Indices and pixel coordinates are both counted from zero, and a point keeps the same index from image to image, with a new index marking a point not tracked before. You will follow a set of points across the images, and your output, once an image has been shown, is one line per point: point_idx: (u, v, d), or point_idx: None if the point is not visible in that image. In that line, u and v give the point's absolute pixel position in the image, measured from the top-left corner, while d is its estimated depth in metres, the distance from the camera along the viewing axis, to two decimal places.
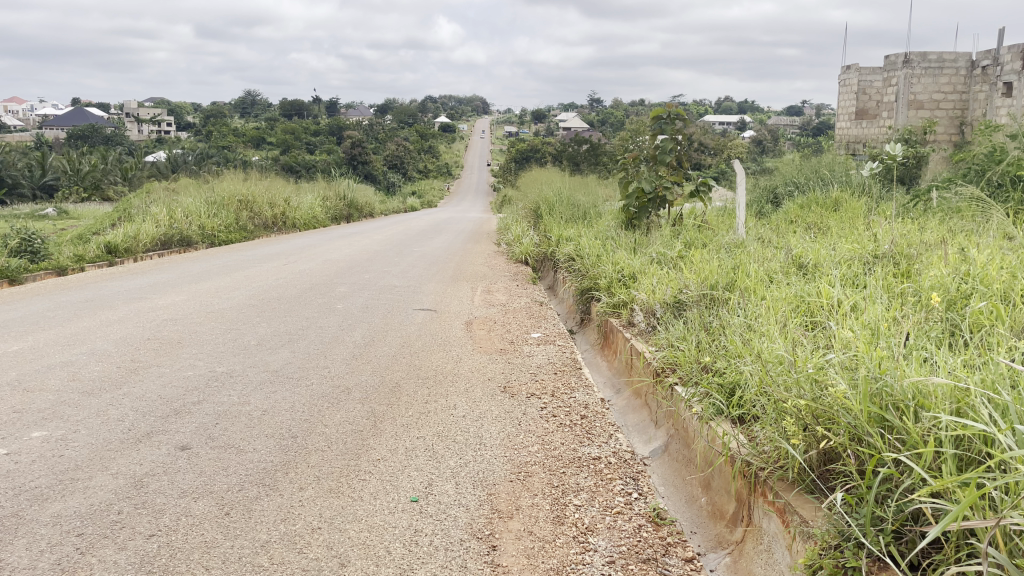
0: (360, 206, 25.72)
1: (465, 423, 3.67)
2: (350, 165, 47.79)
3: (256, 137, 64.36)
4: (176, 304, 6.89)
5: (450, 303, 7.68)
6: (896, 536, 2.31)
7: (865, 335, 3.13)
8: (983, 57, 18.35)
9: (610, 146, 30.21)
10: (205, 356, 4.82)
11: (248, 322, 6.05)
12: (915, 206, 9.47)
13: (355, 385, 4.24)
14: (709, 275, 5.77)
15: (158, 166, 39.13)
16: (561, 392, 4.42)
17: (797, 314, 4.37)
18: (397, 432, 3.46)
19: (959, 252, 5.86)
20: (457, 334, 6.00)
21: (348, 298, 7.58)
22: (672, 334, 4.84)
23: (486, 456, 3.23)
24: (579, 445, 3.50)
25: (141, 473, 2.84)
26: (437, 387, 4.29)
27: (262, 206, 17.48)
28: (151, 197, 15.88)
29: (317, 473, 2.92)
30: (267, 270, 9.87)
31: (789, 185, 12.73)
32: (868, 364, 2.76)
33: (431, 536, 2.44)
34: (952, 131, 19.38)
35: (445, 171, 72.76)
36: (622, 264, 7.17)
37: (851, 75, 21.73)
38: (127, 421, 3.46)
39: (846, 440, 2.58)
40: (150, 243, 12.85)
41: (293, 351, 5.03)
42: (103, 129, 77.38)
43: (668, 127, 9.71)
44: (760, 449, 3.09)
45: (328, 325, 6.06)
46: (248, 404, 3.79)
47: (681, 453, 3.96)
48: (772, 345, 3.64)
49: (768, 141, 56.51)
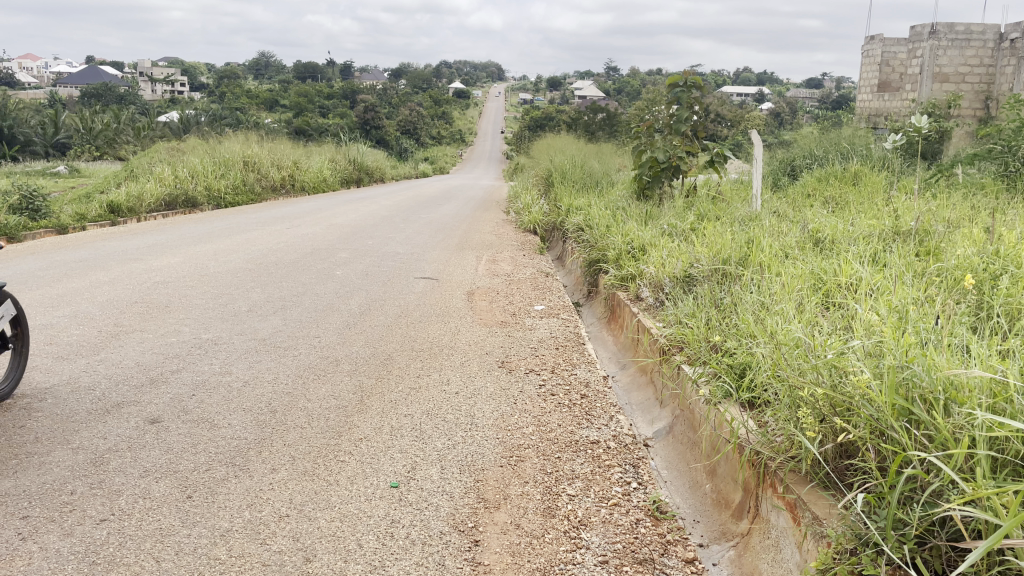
0: (370, 170, 25.41)
1: (457, 401, 3.45)
2: (363, 129, 47.45)
3: (269, 100, 63.99)
4: (172, 266, 6.70)
5: (453, 272, 7.45)
6: (919, 542, 2.09)
7: (890, 319, 2.87)
8: (1012, 30, 17.85)
9: (625, 115, 29.67)
10: (192, 322, 4.63)
11: (242, 287, 5.85)
12: (938, 182, 9.19)
13: (344, 356, 4.03)
14: (722, 249, 5.53)
15: (170, 123, 38.81)
16: (562, 368, 4.21)
17: (814, 294, 4.14)
18: (384, 409, 3.26)
19: (987, 232, 5.62)
20: (457, 304, 5.80)
21: (348, 264, 7.37)
22: (680, 310, 4.64)
23: (477, 438, 3.02)
24: (578, 427, 3.29)
25: (104, 448, 2.65)
26: (431, 361, 4.07)
27: (269, 168, 17.22)
28: (157, 157, 15.67)
29: (293, 453, 2.73)
30: (269, 233, 9.65)
31: (807, 157, 12.39)
32: (893, 352, 2.49)
33: (408, 528, 2.24)
34: (978, 105, 18.80)
35: (459, 136, 72.28)
36: (632, 235, 6.93)
37: (876, 45, 21.09)
38: (99, 390, 3.27)
39: (867, 433, 2.34)
40: (153, 203, 12.67)
41: (285, 319, 4.83)
42: (116, 88, 76.77)
43: (684, 95, 9.31)
44: (771, 439, 2.90)
45: (324, 292, 5.86)
46: (229, 374, 3.60)
47: (687, 436, 3.81)
48: (787, 325, 3.42)
49: (785, 114, 55.50)
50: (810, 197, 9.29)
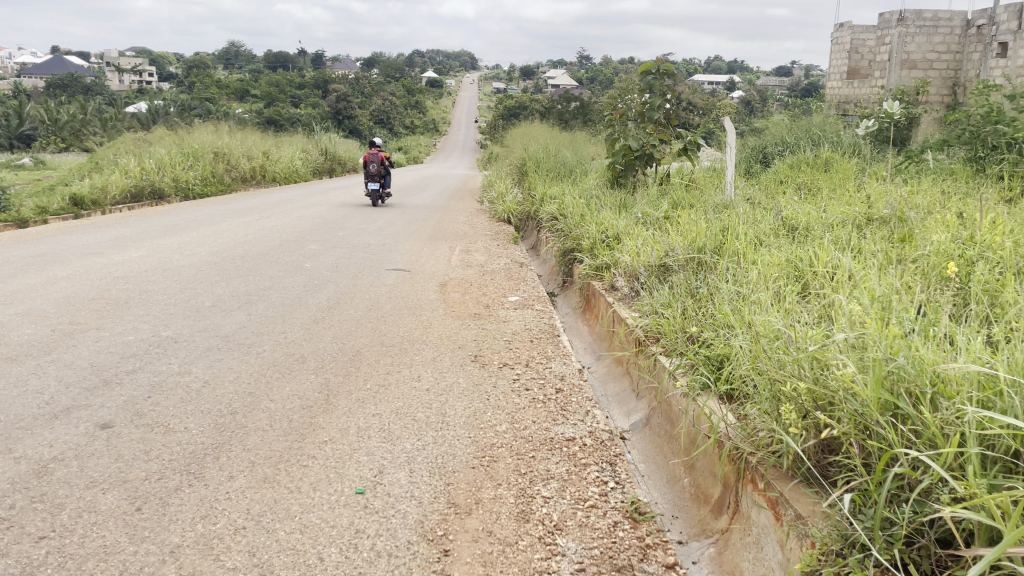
0: (342, 160, 25.08)
1: (428, 398, 3.32)
2: (335, 118, 46.91)
3: (239, 90, 63.05)
4: (134, 260, 6.49)
5: (426, 263, 7.30)
6: (907, 542, 2.00)
7: (872, 309, 2.78)
8: (979, 16, 17.97)
9: (599, 103, 29.50)
10: (151, 318, 4.46)
11: (206, 281, 5.67)
12: (909, 168, 9.20)
13: (310, 353, 3.87)
14: (697, 237, 5.43)
15: (137, 114, 38.04)
16: (536, 361, 4.09)
17: (791, 283, 4.07)
18: (352, 408, 3.13)
19: (960, 219, 5.60)
20: (430, 296, 5.66)
21: (318, 257, 7.20)
22: (656, 300, 4.56)
23: (448, 437, 2.89)
24: (553, 424, 3.17)
25: (49, 457, 2.50)
26: (401, 356, 3.93)
27: (238, 158, 16.89)
28: (122, 147, 15.31)
29: (252, 458, 2.60)
30: (237, 225, 9.43)
31: (778, 145, 12.38)
32: (878, 342, 2.39)
33: (373, 538, 2.12)
34: (945, 92, 19.01)
35: (433, 126, 71.73)
36: (607, 223, 6.83)
37: (844, 34, 20.90)
38: (48, 393, 3.11)
39: (851, 428, 2.24)
40: (118, 195, 12.35)
41: (249, 314, 4.67)
42: (81, 77, 75.24)
43: (656, 82, 9.19)
44: (751, 433, 2.81)
45: (292, 285, 5.70)
46: (188, 374, 3.44)
47: (664, 429, 3.74)
48: (765, 316, 3.33)
49: (755, 101, 55.78)
50: (782, 183, 9.28)
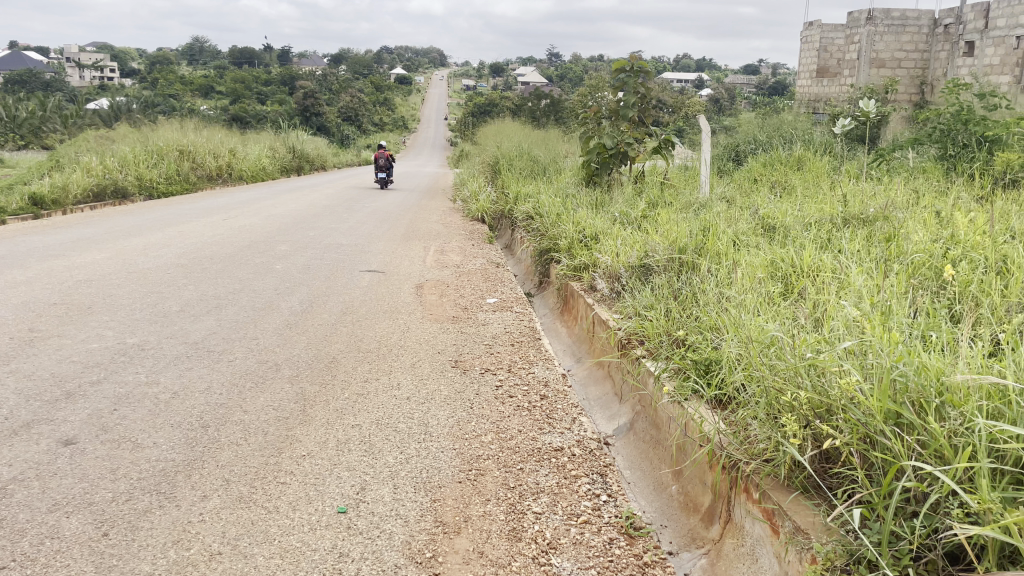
0: (310, 159, 24.74)
1: (409, 408, 3.19)
2: (303, 116, 46.33)
3: (205, 86, 62.09)
4: (98, 263, 6.27)
5: (400, 264, 7.15)
6: (915, 557, 1.94)
7: (867, 313, 2.72)
8: (946, 16, 18.21)
9: (570, 101, 29.47)
10: (116, 324, 4.27)
11: (173, 285, 5.48)
12: (881, 167, 9.25)
13: (284, 361, 3.73)
14: (678, 237, 5.36)
15: (99, 111, 37.23)
16: (519, 367, 3.98)
17: (776, 286, 4.01)
18: (330, 419, 3.00)
19: (938, 218, 5.60)
20: (406, 298, 5.53)
21: (289, 258, 7.02)
22: (639, 302, 4.47)
23: (432, 450, 2.78)
24: (539, 433, 3.07)
25: (8, 479, 2.35)
26: (379, 363, 3.80)
27: (204, 156, 16.55)
28: (84, 145, 14.92)
29: (227, 475, 2.46)
30: (205, 225, 9.19)
31: (750, 143, 12.39)
32: (878, 348, 2.32)
33: (359, 562, 2.01)
34: (912, 91, 19.27)
35: (402, 124, 71.23)
36: (584, 223, 6.75)
37: (814, 32, 21.06)
38: (7, 406, 2.94)
39: (853, 438, 2.16)
40: (79, 194, 12.01)
41: (219, 319, 4.51)
42: (40, 73, 73.59)
43: (630, 80, 9.16)
44: (745, 441, 2.73)
45: (263, 288, 5.54)
46: (157, 384, 3.28)
47: (650, 434, 3.66)
48: (755, 320, 3.26)
49: (724, 100, 56.17)
50: (757, 181, 9.28)
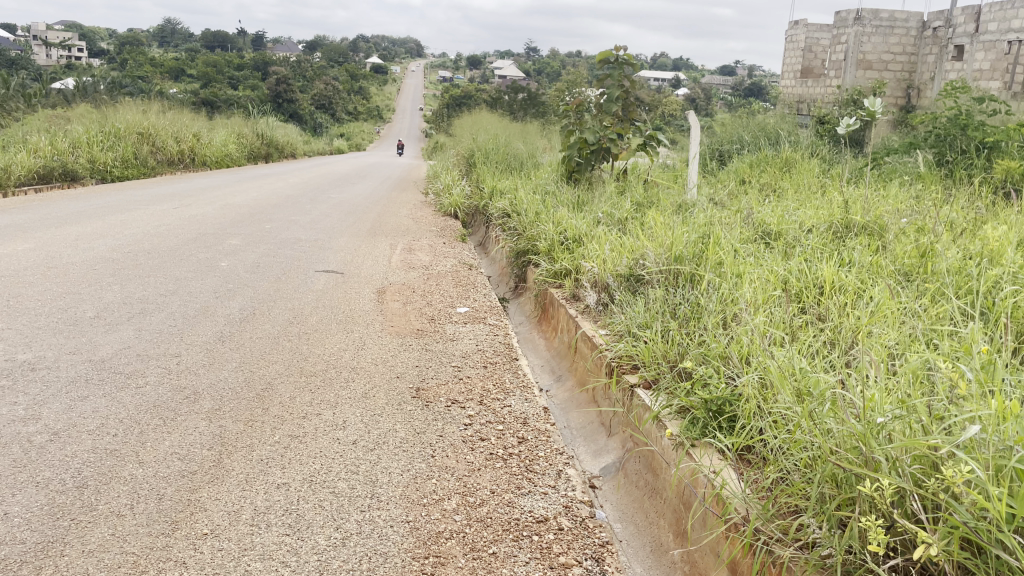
0: (279, 146, 23.84)
1: (354, 458, 2.54)
2: (275, 102, 45.04)
3: (175, 68, 60.50)
4: (17, 255, 5.53)
5: (362, 264, 6.47)
6: None
7: (942, 367, 2.13)
8: (935, 19, 17.85)
9: (547, 95, 28.81)
10: (11, 335, 3.56)
11: (97, 284, 4.76)
12: (873, 170, 8.71)
13: (206, 388, 3.06)
14: (672, 241, 4.71)
15: (62, 89, 35.65)
16: (492, 398, 3.35)
17: (795, 309, 3.42)
18: (249, 475, 2.34)
19: (953, 228, 5.05)
20: (365, 306, 4.86)
21: (237, 254, 6.30)
22: (631, 318, 3.85)
23: (378, 524, 2.14)
24: (517, 496, 2.44)
25: None
26: (324, 392, 3.14)
27: (166, 140, 15.68)
28: (34, 124, 13.98)
29: (91, 569, 1.81)
30: (151, 214, 8.42)
31: (735, 143, 11.84)
32: (983, 420, 1.73)
33: None
34: (898, 94, 18.90)
35: (376, 112, 70.00)
36: (565, 224, 6.11)
37: (799, 31, 20.67)
38: None
39: (955, 544, 1.58)
40: (22, 177, 11.12)
41: (140, 329, 3.82)
42: (6, 48, 71.13)
43: (615, 72, 8.49)
44: (777, 514, 2.13)
45: (202, 290, 4.85)
46: (35, 421, 2.59)
47: (644, 481, 3.01)
48: (786, 357, 2.65)
49: (699, 101, 56.04)
50: (743, 184, 8.73)
